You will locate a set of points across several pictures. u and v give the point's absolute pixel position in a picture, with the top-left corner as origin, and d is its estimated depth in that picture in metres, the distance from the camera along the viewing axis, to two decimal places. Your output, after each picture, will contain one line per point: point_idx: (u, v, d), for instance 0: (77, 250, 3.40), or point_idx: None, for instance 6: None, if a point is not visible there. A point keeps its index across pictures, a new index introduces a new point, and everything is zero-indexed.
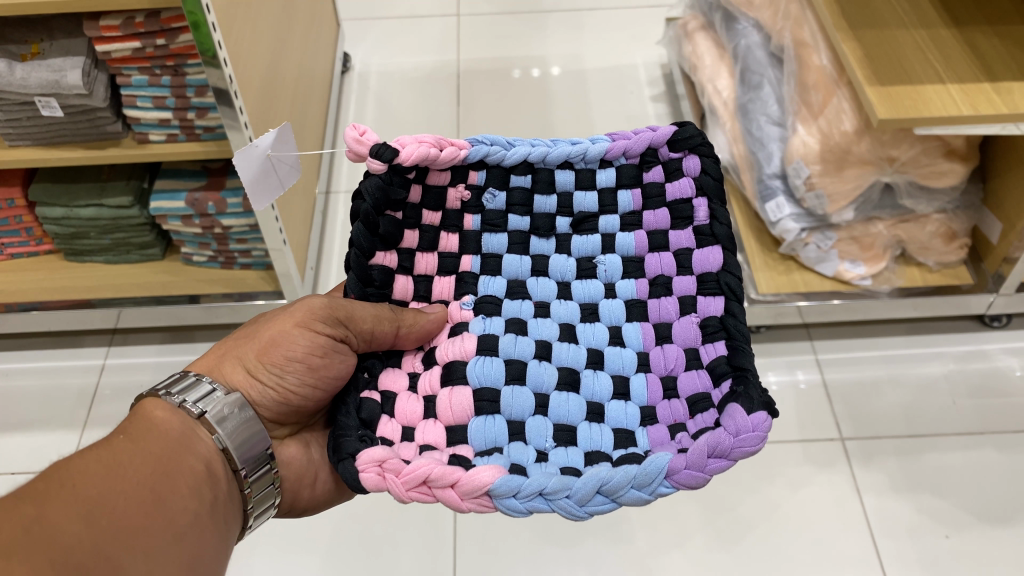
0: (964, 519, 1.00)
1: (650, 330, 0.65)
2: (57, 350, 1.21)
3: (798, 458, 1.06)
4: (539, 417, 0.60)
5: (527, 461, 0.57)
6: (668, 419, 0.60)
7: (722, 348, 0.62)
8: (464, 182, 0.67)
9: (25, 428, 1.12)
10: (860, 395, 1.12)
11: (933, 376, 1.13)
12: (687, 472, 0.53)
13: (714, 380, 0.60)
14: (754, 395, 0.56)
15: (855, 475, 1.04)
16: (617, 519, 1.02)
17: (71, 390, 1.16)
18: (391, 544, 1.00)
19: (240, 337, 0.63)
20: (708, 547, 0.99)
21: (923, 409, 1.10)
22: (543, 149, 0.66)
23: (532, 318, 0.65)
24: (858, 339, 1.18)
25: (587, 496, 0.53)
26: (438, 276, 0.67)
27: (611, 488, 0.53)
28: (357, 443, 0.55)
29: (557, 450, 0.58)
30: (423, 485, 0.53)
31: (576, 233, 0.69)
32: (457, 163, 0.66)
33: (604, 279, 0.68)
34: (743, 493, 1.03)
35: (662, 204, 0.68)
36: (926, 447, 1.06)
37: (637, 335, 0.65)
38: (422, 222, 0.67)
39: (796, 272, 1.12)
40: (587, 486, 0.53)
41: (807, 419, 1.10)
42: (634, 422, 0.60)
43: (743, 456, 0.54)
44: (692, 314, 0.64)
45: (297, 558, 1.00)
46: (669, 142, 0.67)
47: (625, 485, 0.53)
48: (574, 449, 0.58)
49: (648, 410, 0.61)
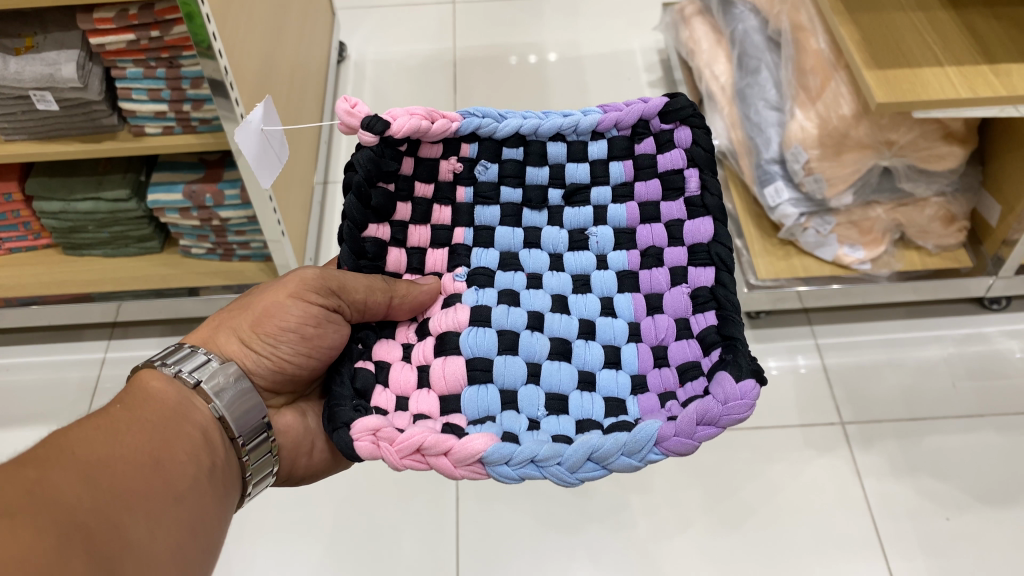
0: (965, 502, 1.00)
1: (641, 301, 0.65)
2: (57, 344, 1.21)
3: (798, 442, 1.07)
4: (532, 386, 0.60)
5: (519, 430, 0.57)
6: (659, 388, 0.60)
7: (713, 318, 0.62)
8: (457, 155, 0.67)
9: (27, 422, 1.12)
10: (860, 378, 1.12)
11: (932, 359, 1.13)
12: (677, 439, 0.53)
13: (704, 350, 0.60)
14: (743, 362, 0.56)
15: (856, 458, 1.05)
16: (618, 506, 1.02)
17: (72, 383, 1.16)
18: (394, 532, 1.01)
19: (235, 309, 0.63)
20: (709, 532, 0.99)
21: (922, 391, 1.10)
22: (535, 121, 0.66)
23: (524, 289, 0.65)
24: (858, 323, 1.18)
25: (578, 463, 0.53)
26: (430, 248, 0.68)
27: (601, 455, 0.53)
28: (351, 413, 0.56)
29: (549, 418, 0.58)
30: (417, 453, 0.54)
31: (568, 204, 0.69)
32: (449, 135, 0.65)
33: (595, 250, 0.68)
34: (745, 478, 1.04)
35: (654, 175, 0.67)
36: (927, 430, 1.07)
37: (628, 305, 0.65)
38: (415, 194, 0.67)
39: (795, 257, 1.12)
40: (578, 452, 0.53)
41: (807, 403, 1.10)
42: (625, 391, 0.60)
43: (733, 423, 0.54)
44: (683, 284, 0.64)
45: (301, 547, 1.00)
46: (660, 114, 0.67)
47: (616, 452, 0.53)
48: (566, 417, 0.58)
49: (639, 379, 0.61)
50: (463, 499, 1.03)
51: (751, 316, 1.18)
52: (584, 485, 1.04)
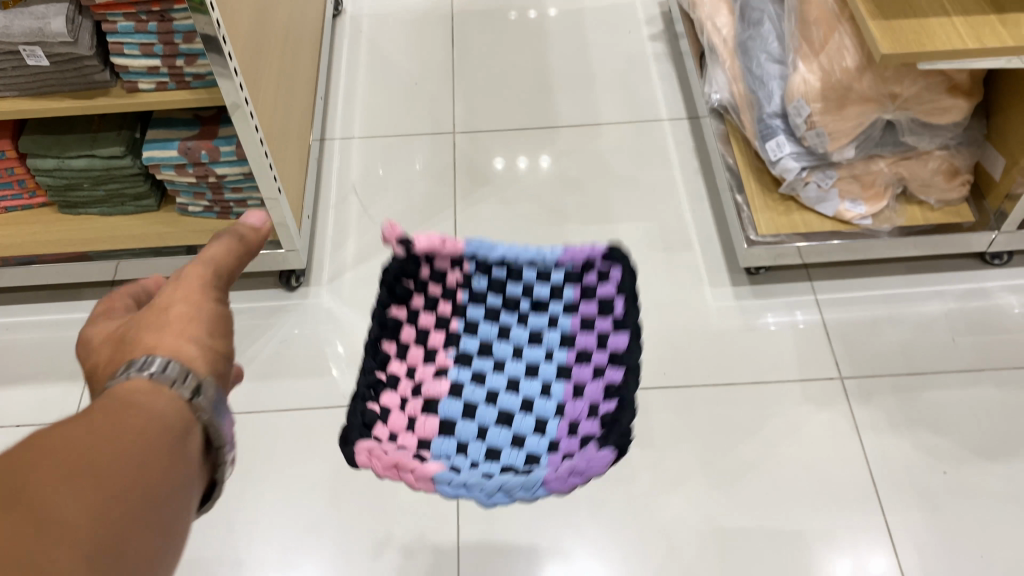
0: (963, 455, 1.01)
1: (565, 352, 0.65)
2: (56, 303, 1.20)
3: (797, 397, 1.07)
4: (465, 420, 0.62)
5: (451, 463, 0.59)
6: (558, 437, 0.61)
7: (610, 403, 0.60)
8: (460, 268, 0.68)
9: (29, 380, 1.12)
10: (860, 334, 1.12)
11: (933, 314, 1.13)
12: (554, 483, 0.54)
13: (598, 426, 0.59)
14: (613, 433, 0.56)
15: (854, 412, 1.05)
16: (617, 461, 1.03)
17: (72, 341, 1.16)
18: (396, 488, 1.02)
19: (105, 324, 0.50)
20: (708, 486, 1.00)
21: (922, 346, 1.10)
22: (518, 250, 0.68)
23: (479, 334, 0.67)
24: (858, 279, 1.17)
25: (483, 494, 0.54)
26: (433, 331, 0.67)
27: (495, 490, 0.54)
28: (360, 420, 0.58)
29: (476, 452, 0.60)
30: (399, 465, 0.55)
31: (523, 283, 0.68)
32: (456, 255, 0.67)
33: (537, 300, 0.68)
34: (744, 432, 1.04)
35: (592, 295, 0.67)
36: (926, 385, 1.07)
37: (556, 356, 0.65)
38: (428, 290, 0.68)
39: (797, 212, 1.11)
40: (484, 488, 0.54)
41: (807, 359, 1.10)
42: (535, 432, 0.61)
43: (597, 475, 0.55)
44: (591, 362, 0.63)
45: (303, 502, 1.01)
46: (597, 257, 0.67)
47: (497, 490, 0.54)
48: (484, 452, 0.61)
49: (552, 417, 0.62)
50: None
51: (751, 271, 1.18)
52: None
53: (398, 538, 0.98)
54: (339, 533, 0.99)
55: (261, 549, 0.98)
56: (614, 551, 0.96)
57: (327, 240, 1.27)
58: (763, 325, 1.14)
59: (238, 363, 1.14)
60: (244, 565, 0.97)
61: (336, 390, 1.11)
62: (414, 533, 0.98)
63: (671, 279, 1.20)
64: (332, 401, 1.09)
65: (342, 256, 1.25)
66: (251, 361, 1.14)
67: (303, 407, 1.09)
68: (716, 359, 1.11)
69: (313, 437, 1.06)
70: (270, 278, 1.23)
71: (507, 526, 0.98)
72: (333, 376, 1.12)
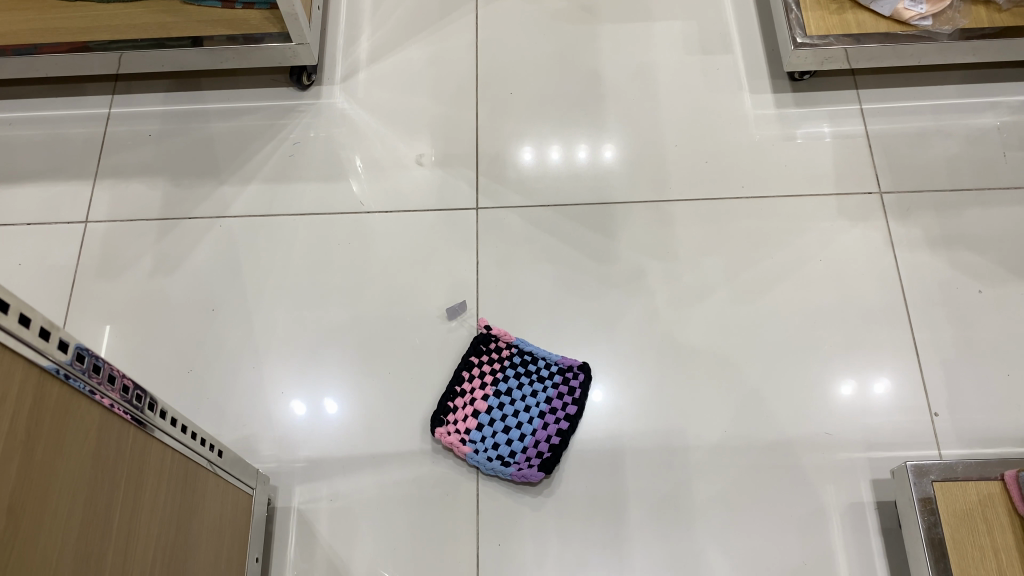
0: (999, 274, 0.98)
1: (544, 433, 0.91)
2: (59, 99, 1.15)
3: (832, 212, 1.03)
4: (473, 447, 0.90)
5: (474, 456, 0.90)
6: (529, 466, 0.89)
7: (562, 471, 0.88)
8: (497, 376, 0.94)
9: (37, 179, 1.09)
10: (904, 146, 1.06)
11: (985, 127, 1.06)
12: (529, 457, 0.89)
13: (554, 452, 0.89)
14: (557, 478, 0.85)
15: (890, 229, 1.01)
16: (640, 273, 1.00)
17: (78, 140, 1.12)
18: (416, 293, 1.01)
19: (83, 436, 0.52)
20: (733, 300, 0.98)
21: (970, 161, 1.04)
22: (528, 368, 0.94)
23: (506, 350, 0.95)
24: (909, 88, 1.10)
25: (488, 442, 0.90)
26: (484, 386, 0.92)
27: (486, 468, 0.89)
28: (441, 417, 0.92)
29: (485, 452, 0.90)
30: (456, 432, 0.91)
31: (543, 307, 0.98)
32: (507, 353, 0.95)
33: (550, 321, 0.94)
34: (772, 247, 1.01)
35: (567, 384, 0.93)
36: (969, 202, 1.02)
37: (536, 427, 0.91)
38: (477, 393, 0.93)
39: (850, 12, 1.03)
40: (488, 459, 0.89)
41: (845, 173, 1.05)
42: (521, 469, 0.89)
43: (538, 477, 0.88)
44: (563, 436, 0.90)
45: (322, 306, 1.01)
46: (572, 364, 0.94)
47: (499, 452, 0.90)
48: (493, 446, 0.90)
49: (531, 460, 0.89)
50: (482, 263, 1.02)
51: (794, 78, 1.11)
52: (607, 251, 1.02)
53: (417, 342, 0.98)
54: (360, 336, 0.99)
55: (280, 350, 0.98)
56: (634, 360, 0.96)
57: (341, 37, 1.20)
58: (793, 137, 1.08)
59: (251, 165, 1.10)
60: (266, 364, 0.98)
61: (354, 194, 1.07)
62: (433, 339, 0.98)
63: (706, 84, 1.13)
64: (350, 206, 1.06)
65: (356, 54, 1.18)
66: (265, 163, 1.10)
67: (320, 210, 1.06)
68: (749, 170, 1.06)
69: (331, 241, 1.04)
70: (282, 76, 1.17)
71: (527, 333, 0.97)
72: (351, 180, 1.08)
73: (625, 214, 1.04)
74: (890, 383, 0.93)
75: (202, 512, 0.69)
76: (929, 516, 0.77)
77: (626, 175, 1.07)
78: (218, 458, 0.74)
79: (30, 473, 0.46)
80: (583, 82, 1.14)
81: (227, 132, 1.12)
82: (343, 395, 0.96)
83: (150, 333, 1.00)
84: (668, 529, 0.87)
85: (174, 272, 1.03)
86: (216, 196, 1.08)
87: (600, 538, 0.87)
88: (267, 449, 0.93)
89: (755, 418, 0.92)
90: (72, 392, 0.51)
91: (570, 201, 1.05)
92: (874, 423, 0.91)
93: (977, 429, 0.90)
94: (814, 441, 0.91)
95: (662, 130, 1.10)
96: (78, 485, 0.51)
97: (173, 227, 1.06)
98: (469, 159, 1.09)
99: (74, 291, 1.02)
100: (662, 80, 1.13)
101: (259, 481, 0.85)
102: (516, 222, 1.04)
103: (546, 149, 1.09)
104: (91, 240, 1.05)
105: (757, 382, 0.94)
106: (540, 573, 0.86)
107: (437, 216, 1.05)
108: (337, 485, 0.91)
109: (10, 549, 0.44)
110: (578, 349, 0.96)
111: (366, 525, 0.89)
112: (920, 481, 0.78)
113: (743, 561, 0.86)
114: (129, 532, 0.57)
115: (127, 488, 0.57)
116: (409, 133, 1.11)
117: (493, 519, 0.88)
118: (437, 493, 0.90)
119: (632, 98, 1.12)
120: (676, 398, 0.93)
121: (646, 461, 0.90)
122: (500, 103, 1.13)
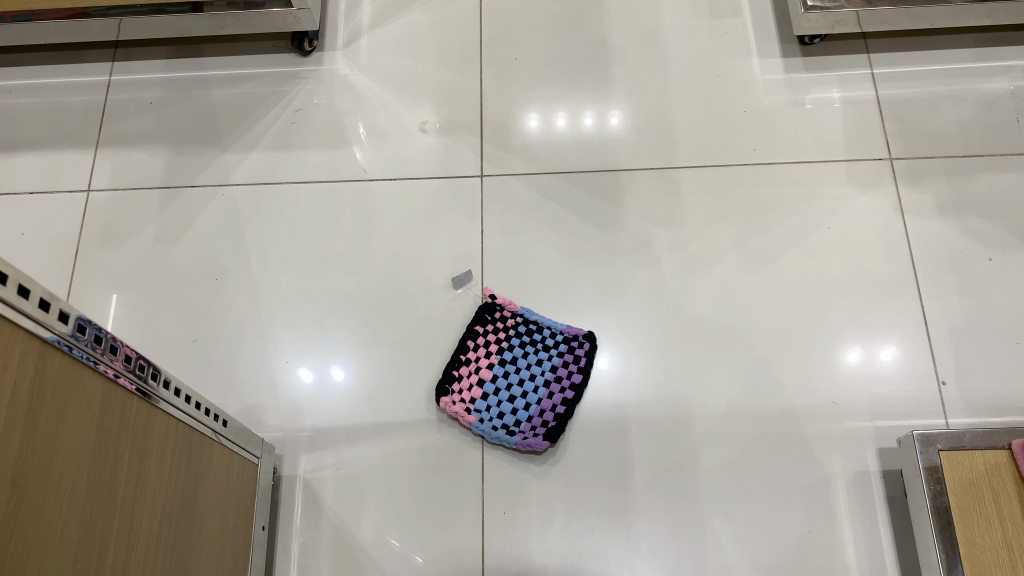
0: (1010, 242, 0.97)
1: (549, 402, 0.90)
2: (59, 66, 1.14)
3: (842, 178, 1.02)
4: (478, 416, 0.90)
5: (479, 425, 0.89)
6: (533, 434, 0.89)
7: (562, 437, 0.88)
8: (502, 345, 0.94)
9: (38, 147, 1.08)
10: (916, 111, 1.04)
11: (998, 91, 1.04)
12: (534, 427, 0.89)
13: (558, 421, 0.89)
14: None
15: (900, 195, 1.00)
16: (646, 241, 1.00)
17: (79, 108, 1.11)
18: (420, 262, 1.00)
19: (90, 407, 0.52)
20: (739, 268, 0.98)
21: (982, 126, 1.03)
22: (533, 337, 0.94)
23: (511, 319, 0.95)
24: (922, 52, 1.08)
25: (493, 411, 0.90)
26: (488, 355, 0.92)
27: (491, 437, 0.89)
28: (446, 386, 0.91)
29: (490, 421, 0.89)
30: (461, 401, 0.91)
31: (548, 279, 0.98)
32: (512, 322, 0.95)
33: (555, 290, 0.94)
34: (780, 215, 1.00)
35: (572, 354, 0.93)
36: (980, 168, 1.01)
37: (541, 396, 0.91)
38: (481, 362, 0.93)
39: None
40: (493, 429, 0.89)
41: (855, 138, 1.03)
42: (525, 437, 0.88)
43: (541, 445, 0.88)
44: (566, 405, 0.90)
45: (327, 275, 1.00)
46: (577, 334, 0.94)
47: (504, 421, 0.90)
48: (498, 415, 0.90)
49: (536, 430, 0.89)
50: (487, 232, 1.01)
51: (805, 41, 1.09)
52: (612, 219, 1.01)
53: (422, 311, 0.97)
54: (365, 305, 0.98)
55: (284, 320, 0.98)
56: (640, 328, 0.95)
57: (343, 2, 1.18)
58: (802, 103, 1.06)
59: (253, 133, 1.09)
60: (270, 333, 0.98)
61: (358, 162, 1.06)
62: (438, 307, 0.97)
63: (715, 49, 1.11)
64: (354, 173, 1.06)
65: (359, 19, 1.16)
66: (267, 130, 1.09)
67: (324, 178, 1.06)
68: (757, 136, 1.04)
69: (335, 209, 1.04)
70: (283, 42, 1.15)
71: (532, 302, 0.97)
72: (354, 148, 1.07)
73: (632, 181, 1.03)
74: (898, 352, 0.93)
75: (208, 482, 0.70)
76: (936, 485, 0.77)
77: (633, 142, 1.05)
78: (223, 429, 0.74)
79: (32, 444, 0.46)
80: (589, 47, 1.12)
81: (229, 100, 1.11)
82: (348, 364, 0.96)
83: (154, 303, 1.00)
84: (673, 498, 0.87)
85: (177, 241, 1.03)
86: (219, 164, 1.07)
87: (605, 506, 0.87)
88: (272, 418, 0.93)
89: (762, 387, 0.92)
90: (75, 364, 0.51)
91: (576, 168, 1.04)
92: (880, 391, 0.91)
93: (985, 398, 0.90)
94: (820, 410, 0.90)
95: (669, 96, 1.08)
96: (82, 456, 0.51)
97: (176, 196, 1.06)
98: (473, 125, 1.08)
99: (78, 260, 1.02)
100: (669, 44, 1.12)
101: (264, 451, 0.85)
102: (521, 190, 1.03)
103: (552, 116, 1.08)
104: (94, 209, 1.05)
105: (764, 350, 0.93)
106: (545, 541, 0.86)
107: (442, 184, 1.04)
108: (343, 454, 0.92)
109: (16, 518, 0.44)
110: (583, 318, 0.96)
111: (372, 493, 0.90)
112: (926, 450, 0.78)
113: (748, 528, 0.86)
114: (134, 503, 0.57)
115: (132, 458, 0.57)
116: (412, 100, 1.10)
117: (499, 488, 0.89)
118: (442, 462, 0.90)
119: (638, 62, 1.11)
120: (682, 366, 0.93)
121: (651, 429, 0.90)
122: (505, 69, 1.11)
